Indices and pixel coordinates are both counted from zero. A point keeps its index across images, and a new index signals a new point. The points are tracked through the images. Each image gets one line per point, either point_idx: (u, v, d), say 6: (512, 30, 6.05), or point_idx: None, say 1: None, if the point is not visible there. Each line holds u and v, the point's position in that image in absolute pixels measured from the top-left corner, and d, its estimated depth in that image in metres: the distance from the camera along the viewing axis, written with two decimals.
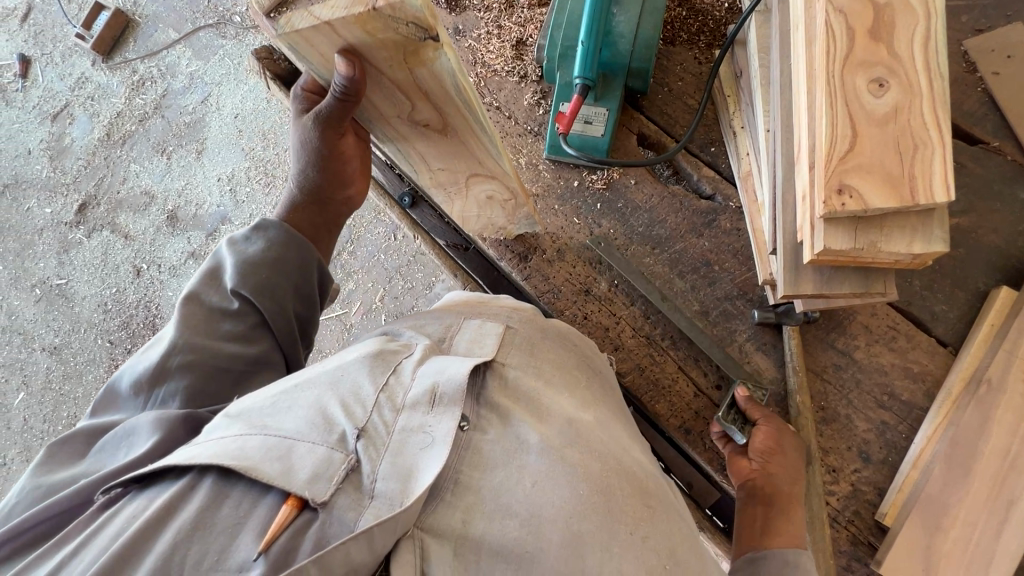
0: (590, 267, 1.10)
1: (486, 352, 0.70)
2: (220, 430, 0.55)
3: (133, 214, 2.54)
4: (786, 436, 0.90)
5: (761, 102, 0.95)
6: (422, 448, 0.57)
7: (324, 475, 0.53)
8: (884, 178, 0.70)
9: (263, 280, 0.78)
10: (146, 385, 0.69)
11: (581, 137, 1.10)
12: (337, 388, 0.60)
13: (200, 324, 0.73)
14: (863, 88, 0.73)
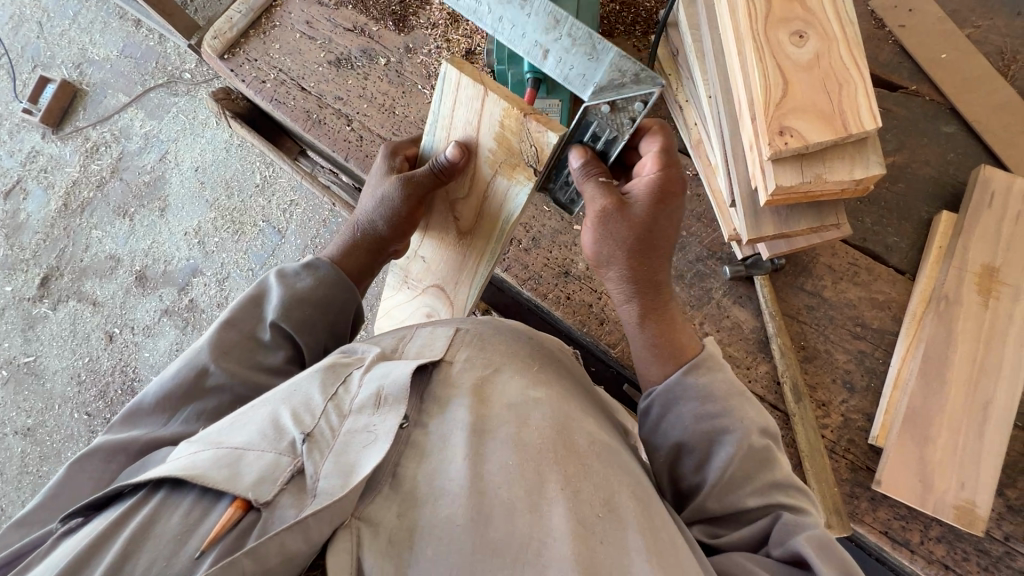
0: (567, 250, 1.14)
1: (435, 352, 0.70)
2: (179, 452, 0.55)
3: (99, 280, 2.49)
4: (612, 232, 0.80)
5: (700, 72, 1.02)
6: (365, 446, 0.56)
7: (269, 478, 0.51)
8: (818, 116, 0.77)
9: (304, 315, 0.84)
10: (176, 401, 0.72)
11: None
12: (289, 400, 0.60)
13: (239, 352, 0.78)
14: (786, 41, 0.81)
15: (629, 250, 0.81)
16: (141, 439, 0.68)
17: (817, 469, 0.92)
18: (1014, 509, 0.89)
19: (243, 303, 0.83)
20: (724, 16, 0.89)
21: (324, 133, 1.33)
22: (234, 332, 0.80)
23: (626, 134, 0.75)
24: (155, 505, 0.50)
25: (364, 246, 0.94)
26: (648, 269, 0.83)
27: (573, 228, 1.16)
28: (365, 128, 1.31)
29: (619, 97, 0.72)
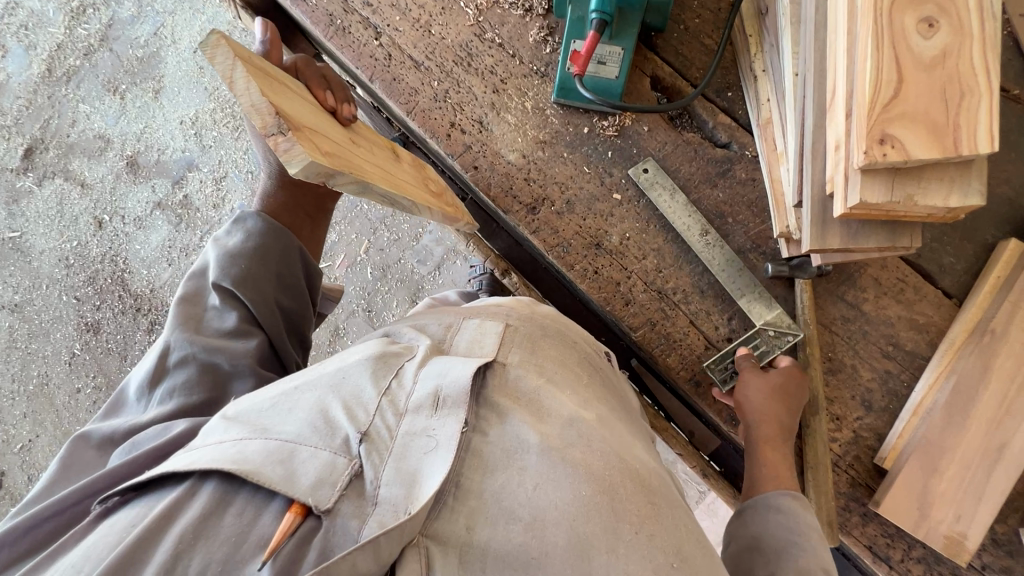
0: (601, 220, 1.06)
1: (487, 353, 0.68)
2: (219, 434, 0.57)
3: (88, 160, 2.35)
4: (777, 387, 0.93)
5: (790, 42, 0.89)
6: (426, 452, 0.56)
7: (327, 481, 0.54)
8: (928, 128, 0.67)
9: (243, 270, 0.85)
10: (147, 388, 0.77)
11: (592, 78, 1.03)
12: (339, 390, 0.61)
13: (195, 322, 0.81)
14: (911, 28, 0.69)
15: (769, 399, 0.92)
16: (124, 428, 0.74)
17: (820, 483, 0.93)
18: (998, 542, 0.92)
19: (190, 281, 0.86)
20: None
21: (347, 44, 1.17)
22: (193, 306, 0.84)
23: (775, 354, 0.98)
24: (206, 498, 0.53)
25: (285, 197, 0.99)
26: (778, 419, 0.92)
27: (612, 197, 1.07)
28: (395, 45, 1.16)
29: (777, 331, 0.98)
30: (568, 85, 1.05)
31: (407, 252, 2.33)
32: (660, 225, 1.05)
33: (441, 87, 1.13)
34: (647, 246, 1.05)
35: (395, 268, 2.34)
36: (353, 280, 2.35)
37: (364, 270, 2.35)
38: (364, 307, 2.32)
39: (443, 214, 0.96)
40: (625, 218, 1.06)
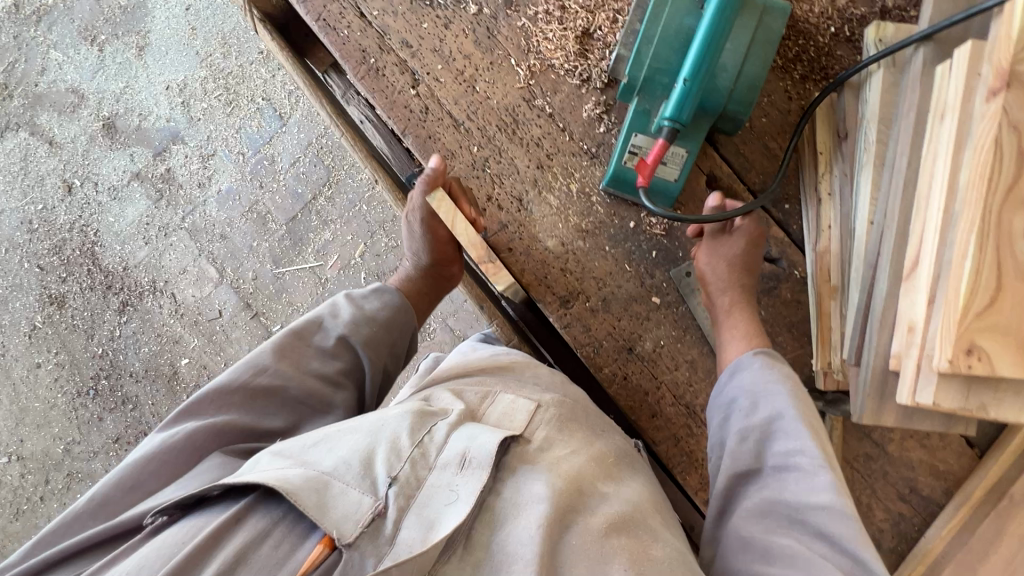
0: (637, 323, 1.01)
1: (516, 427, 0.74)
2: (264, 463, 0.62)
3: (72, 120, 2.38)
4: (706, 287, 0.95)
5: (870, 184, 0.84)
6: (446, 504, 0.61)
7: (352, 517, 0.57)
8: (1016, 343, 0.65)
9: (372, 334, 0.91)
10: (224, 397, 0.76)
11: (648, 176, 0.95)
12: (377, 438, 0.65)
13: (299, 357, 0.83)
14: (1019, 230, 0.66)
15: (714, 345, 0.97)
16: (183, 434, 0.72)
17: None
18: None
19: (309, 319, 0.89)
20: (943, 157, 0.72)
21: (379, 87, 1.05)
22: (302, 342, 0.85)
23: None
24: (248, 524, 0.56)
25: (424, 284, 1.04)
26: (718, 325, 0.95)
27: (651, 299, 1.01)
28: (433, 97, 1.04)
29: None
30: (620, 178, 0.97)
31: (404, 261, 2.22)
32: (697, 336, 1.01)
33: (480, 153, 1.03)
34: (680, 356, 1.01)
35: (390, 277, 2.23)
36: (344, 284, 2.24)
37: (356, 275, 2.23)
38: None
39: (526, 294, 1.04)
40: (662, 324, 1.01)
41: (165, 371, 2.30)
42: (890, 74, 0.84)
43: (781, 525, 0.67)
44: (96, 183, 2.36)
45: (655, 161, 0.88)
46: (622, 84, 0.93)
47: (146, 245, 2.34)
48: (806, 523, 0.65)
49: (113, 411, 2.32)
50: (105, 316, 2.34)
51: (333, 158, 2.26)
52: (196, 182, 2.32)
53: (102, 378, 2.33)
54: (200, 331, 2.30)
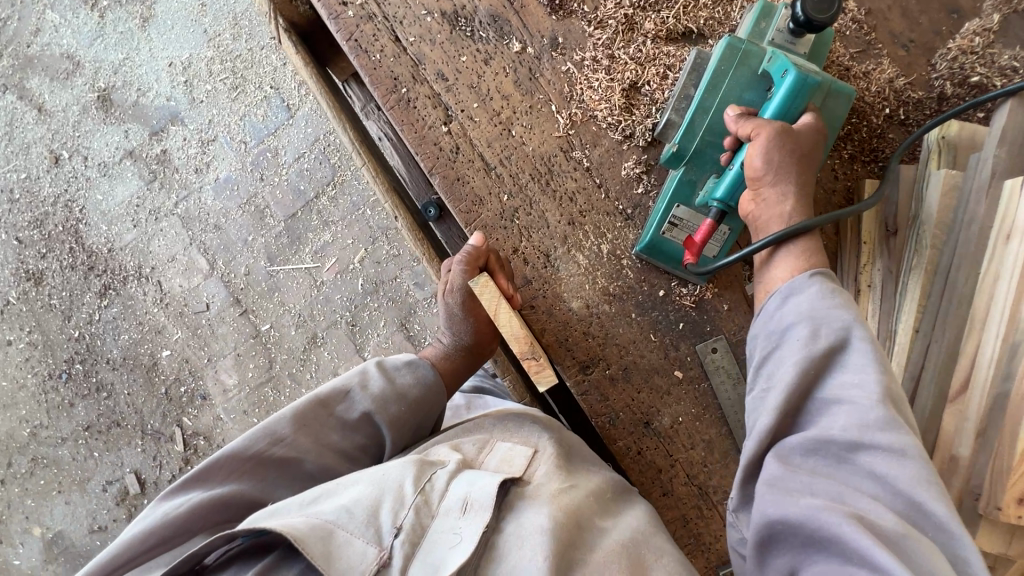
0: (656, 396, 0.97)
1: (516, 469, 0.76)
2: (267, 518, 0.66)
3: (67, 89, 2.24)
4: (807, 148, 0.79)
5: (919, 291, 0.83)
6: (451, 546, 0.64)
7: (357, 568, 0.61)
8: None
9: (398, 412, 0.86)
10: (231, 472, 0.76)
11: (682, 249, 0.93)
12: (381, 487, 0.69)
13: (316, 428, 0.82)
14: None
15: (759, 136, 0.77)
16: (182, 510, 0.71)
17: None
18: None
19: (333, 387, 0.86)
20: (997, 297, 0.74)
21: (408, 120, 0.98)
22: (323, 412, 0.83)
23: None
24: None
25: (460, 360, 0.97)
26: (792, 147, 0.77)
27: (673, 372, 0.97)
28: (466, 136, 0.98)
29: None
30: (654, 249, 0.94)
31: (404, 271, 2.16)
32: (716, 415, 0.97)
33: (510, 202, 0.98)
34: (697, 434, 0.97)
35: (388, 286, 2.17)
36: (340, 289, 2.17)
37: (353, 280, 2.17)
38: (347, 320, 2.16)
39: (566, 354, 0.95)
40: (681, 400, 0.97)
41: (145, 361, 2.22)
42: (952, 177, 0.80)
43: (822, 470, 0.61)
44: (85, 157, 2.24)
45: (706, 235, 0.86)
46: (669, 154, 0.90)
47: (134, 228, 2.23)
48: (856, 463, 0.59)
49: (86, 397, 2.23)
50: (85, 298, 2.24)
51: (340, 157, 2.18)
52: (192, 167, 2.22)
53: (77, 362, 2.24)
54: (185, 324, 2.22)
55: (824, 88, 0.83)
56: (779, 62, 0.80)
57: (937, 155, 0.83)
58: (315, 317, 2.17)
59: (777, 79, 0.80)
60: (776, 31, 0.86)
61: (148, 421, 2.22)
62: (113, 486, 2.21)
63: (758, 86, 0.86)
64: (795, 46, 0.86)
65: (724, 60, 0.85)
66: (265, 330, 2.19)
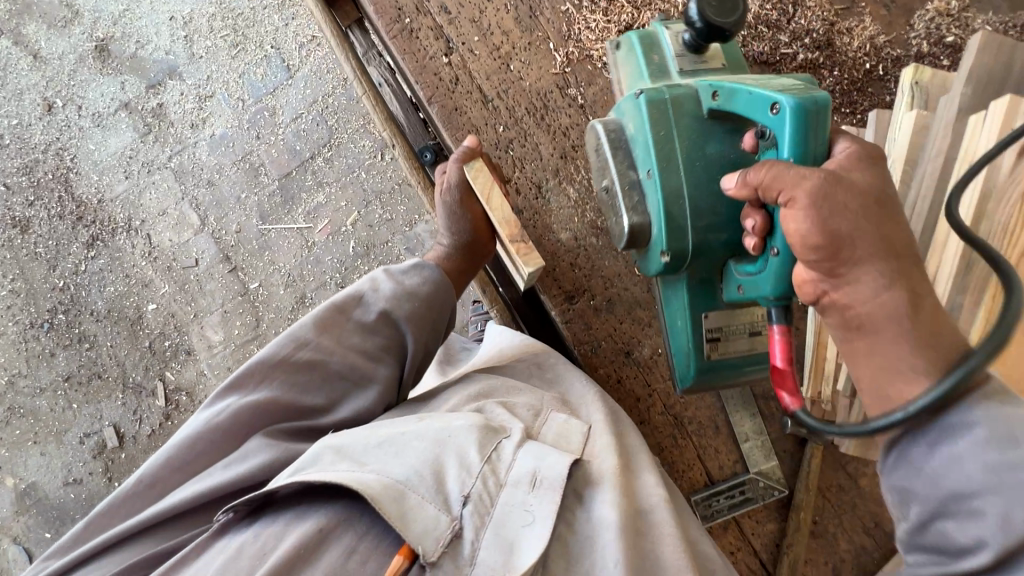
0: (638, 327, 1.01)
1: (576, 449, 0.77)
2: (329, 465, 0.67)
3: (66, 38, 2.24)
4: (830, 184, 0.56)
5: None
6: (523, 525, 0.67)
7: (432, 535, 0.64)
8: None
9: (413, 311, 0.89)
10: (257, 376, 0.80)
11: (727, 359, 0.84)
12: (446, 449, 0.70)
13: (334, 329, 0.85)
14: None
15: (801, 205, 0.57)
16: (224, 416, 0.78)
17: None
18: None
19: (347, 293, 0.89)
20: (961, 212, 0.76)
21: (410, 50, 1.01)
22: (340, 315, 0.86)
23: (760, 502, 0.99)
24: (324, 528, 0.65)
25: (463, 255, 0.98)
26: (856, 214, 0.55)
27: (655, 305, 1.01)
28: (465, 69, 1.01)
29: (766, 482, 0.99)
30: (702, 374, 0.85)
31: (396, 235, 2.16)
32: None
33: (506, 134, 1.01)
34: None
35: (380, 249, 2.17)
36: (331, 250, 2.16)
37: (345, 242, 2.16)
38: (336, 282, 2.15)
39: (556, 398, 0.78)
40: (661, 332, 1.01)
41: (130, 315, 2.20)
42: (923, 117, 0.85)
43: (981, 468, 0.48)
44: (79, 107, 2.23)
45: (790, 357, 0.67)
46: (661, 264, 0.79)
47: (126, 180, 2.22)
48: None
49: (67, 348, 2.20)
50: (72, 248, 2.22)
51: (337, 119, 2.19)
52: (188, 122, 2.22)
53: (60, 313, 2.21)
54: (173, 278, 2.21)
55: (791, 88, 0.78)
56: (750, 95, 0.69)
57: (911, 98, 0.87)
58: (304, 278, 2.16)
59: (767, 116, 0.67)
60: (676, 57, 0.83)
61: (129, 374, 2.18)
62: (91, 438, 2.15)
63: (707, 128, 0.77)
64: (705, 62, 0.83)
65: (663, 126, 0.76)
66: (253, 288, 2.18)
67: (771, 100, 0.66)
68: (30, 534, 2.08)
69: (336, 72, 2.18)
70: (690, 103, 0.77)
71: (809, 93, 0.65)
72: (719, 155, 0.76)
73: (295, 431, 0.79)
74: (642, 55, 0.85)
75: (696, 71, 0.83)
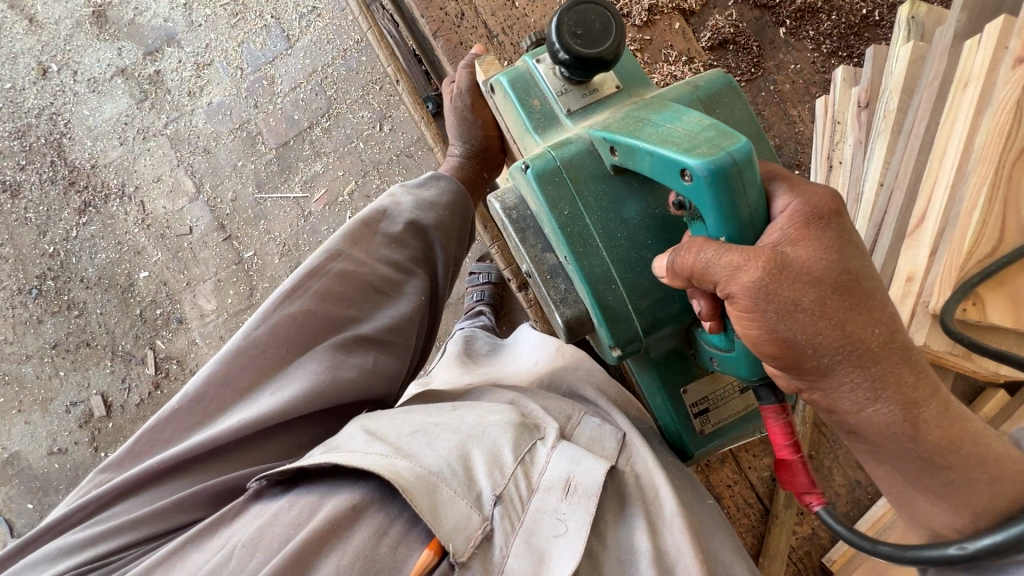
0: None
1: (609, 455, 0.76)
2: (365, 447, 0.68)
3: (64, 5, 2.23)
4: (776, 285, 0.52)
5: (883, 151, 0.92)
6: (555, 535, 0.66)
7: (462, 534, 0.63)
8: (1010, 299, 0.76)
9: (440, 219, 0.98)
10: (291, 289, 0.84)
11: (721, 427, 0.86)
12: (480, 445, 0.71)
13: (363, 241, 0.92)
14: None
15: (744, 306, 0.54)
16: (262, 334, 0.81)
17: (773, 572, 0.98)
18: None
19: (369, 212, 0.94)
20: (957, 124, 0.81)
21: None
22: (366, 232, 0.93)
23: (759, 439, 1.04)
24: (354, 509, 0.64)
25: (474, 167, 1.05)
26: (811, 313, 0.52)
27: None
28: (471, 5, 1.03)
29: None
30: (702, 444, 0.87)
31: None
32: None
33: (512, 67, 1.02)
34: None
35: None
36: (328, 221, 2.09)
37: (342, 213, 2.09)
38: None
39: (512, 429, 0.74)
40: None
41: (121, 282, 2.10)
42: (916, 50, 0.90)
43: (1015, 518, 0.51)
44: (75, 72, 2.21)
45: (796, 446, 0.63)
46: (617, 356, 0.76)
47: (120, 146, 2.18)
48: None
49: (56, 315, 2.10)
50: (63, 215, 2.15)
51: (337, 89, 2.15)
52: (186, 90, 2.19)
53: (48, 279, 2.12)
54: (167, 246, 2.12)
55: (702, 105, 0.74)
56: (655, 156, 0.61)
57: (908, 32, 0.93)
58: (300, 247, 2.09)
59: (680, 183, 0.58)
60: (556, 97, 0.76)
61: (119, 342, 2.06)
62: (77, 408, 2.02)
63: (616, 185, 0.72)
64: (593, 95, 0.76)
65: (567, 204, 0.71)
66: (247, 258, 2.10)
67: (680, 166, 0.57)
68: (13, 505, 1.97)
69: (336, 42, 2.16)
70: (587, 159, 0.71)
71: (720, 146, 0.55)
72: (639, 217, 0.72)
73: (341, 341, 0.84)
74: (518, 99, 0.78)
75: (585, 107, 0.76)
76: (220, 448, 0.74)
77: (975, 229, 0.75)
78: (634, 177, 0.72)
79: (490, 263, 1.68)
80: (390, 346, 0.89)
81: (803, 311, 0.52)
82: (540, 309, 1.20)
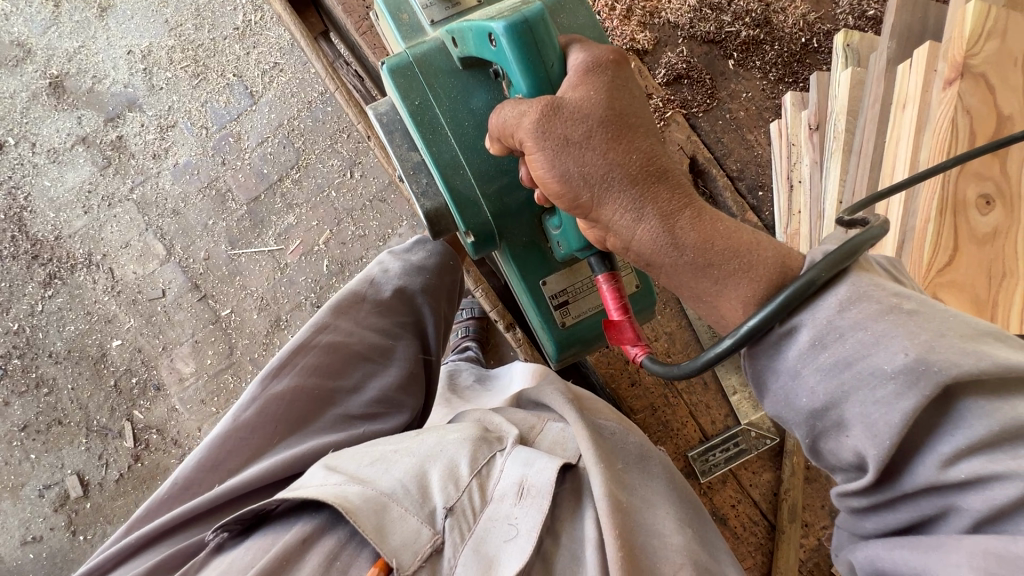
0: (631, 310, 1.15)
1: (569, 455, 0.72)
2: (320, 479, 0.67)
3: (19, 78, 2.21)
4: (546, 122, 0.54)
5: (838, 169, 1.00)
6: (505, 540, 0.62)
7: (411, 549, 0.61)
8: (971, 298, 0.82)
9: (427, 281, 1.00)
10: (278, 367, 0.85)
11: (581, 320, 0.88)
12: (438, 458, 0.69)
13: (350, 310, 0.93)
14: (974, 203, 0.83)
15: (531, 149, 0.56)
16: (251, 415, 0.80)
17: None
18: None
19: (358, 283, 0.98)
20: (902, 139, 0.87)
21: (380, 44, 1.08)
22: (352, 304, 0.94)
23: (753, 452, 1.06)
24: (307, 537, 0.63)
25: None
26: (581, 143, 0.53)
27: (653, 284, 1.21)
28: None
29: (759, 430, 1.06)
30: (566, 340, 0.88)
31: (371, 250, 2.08)
32: (674, 307, 1.20)
33: None
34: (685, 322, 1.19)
35: (355, 266, 2.08)
36: (304, 270, 2.07)
37: (319, 262, 2.07)
38: (313, 301, 2.04)
39: (460, 437, 0.73)
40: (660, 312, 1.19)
41: (93, 353, 2.03)
42: (855, 75, 1.00)
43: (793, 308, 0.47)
44: (33, 144, 2.18)
45: (623, 305, 0.65)
46: (473, 243, 0.81)
47: (85, 215, 2.13)
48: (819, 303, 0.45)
49: (24, 395, 2.00)
50: (28, 288, 2.08)
51: (304, 140, 2.16)
52: (150, 153, 2.17)
53: (14, 357, 2.03)
54: (139, 311, 2.06)
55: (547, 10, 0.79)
56: (473, 30, 0.66)
57: (845, 58, 1.03)
58: (279, 300, 2.05)
59: (494, 49, 0.63)
60: (422, 10, 0.83)
61: (94, 417, 1.98)
62: (52, 490, 1.92)
63: (464, 78, 0.77)
64: (455, 7, 0.83)
65: (418, 94, 0.77)
66: (224, 316, 2.05)
67: (489, 31, 0.62)
68: None
69: (300, 95, 2.19)
70: (438, 55, 0.78)
71: (520, 9, 0.60)
72: (486, 106, 0.77)
73: (337, 418, 0.84)
74: (390, 14, 0.85)
75: (449, 18, 0.84)
76: (198, 516, 0.72)
77: (928, 239, 0.82)
78: (482, 69, 0.77)
79: (472, 297, 1.66)
80: (382, 416, 0.87)
81: (571, 139, 0.53)
82: (529, 347, 1.20)
